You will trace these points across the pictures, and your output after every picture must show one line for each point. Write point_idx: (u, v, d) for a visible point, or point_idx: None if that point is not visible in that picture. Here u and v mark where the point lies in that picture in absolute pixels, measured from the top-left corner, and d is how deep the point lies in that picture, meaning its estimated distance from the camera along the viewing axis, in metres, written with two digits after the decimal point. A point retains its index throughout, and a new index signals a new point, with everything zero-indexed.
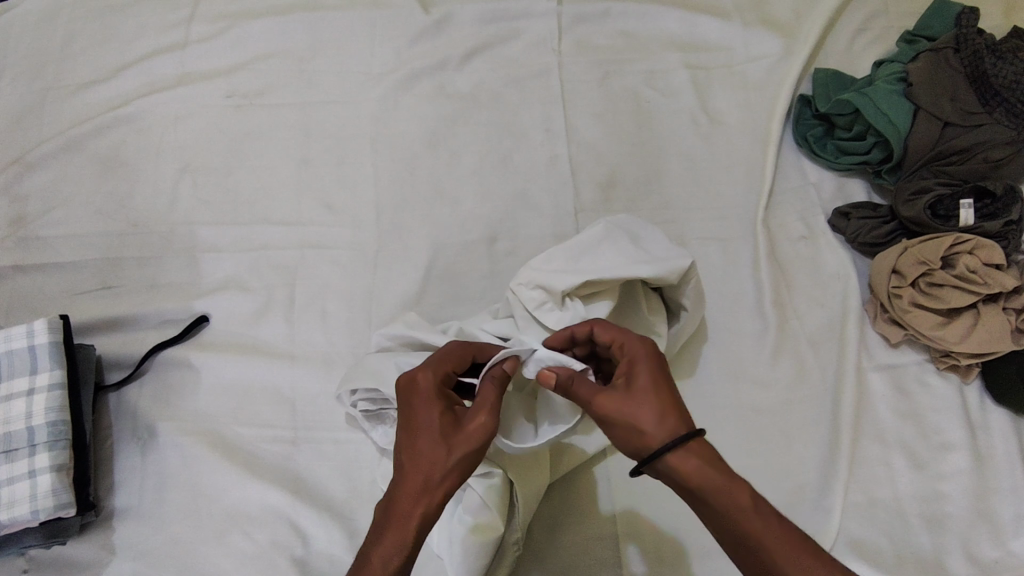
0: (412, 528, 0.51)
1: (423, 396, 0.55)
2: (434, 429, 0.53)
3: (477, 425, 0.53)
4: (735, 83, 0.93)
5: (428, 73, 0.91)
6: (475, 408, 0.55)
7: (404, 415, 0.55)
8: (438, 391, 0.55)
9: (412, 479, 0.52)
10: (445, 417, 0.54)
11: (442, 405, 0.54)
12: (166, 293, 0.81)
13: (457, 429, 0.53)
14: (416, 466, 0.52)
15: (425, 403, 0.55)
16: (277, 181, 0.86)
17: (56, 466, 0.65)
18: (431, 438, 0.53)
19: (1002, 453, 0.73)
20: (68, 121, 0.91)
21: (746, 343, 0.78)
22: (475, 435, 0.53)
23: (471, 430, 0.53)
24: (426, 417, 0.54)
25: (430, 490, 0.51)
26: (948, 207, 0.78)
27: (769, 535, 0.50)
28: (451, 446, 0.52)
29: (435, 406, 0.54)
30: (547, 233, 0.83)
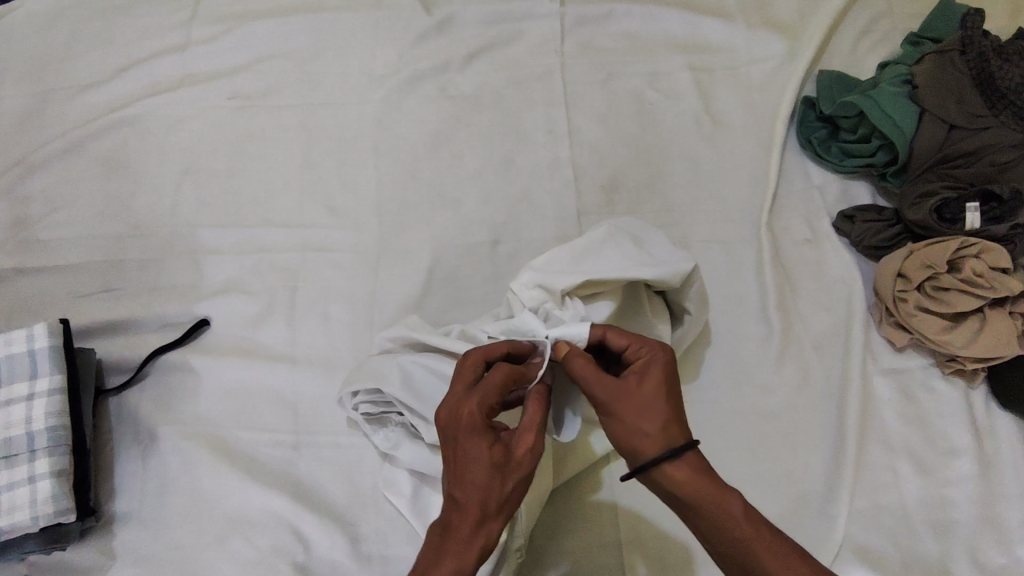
0: (470, 556, 0.52)
1: (469, 431, 0.53)
2: (486, 464, 0.52)
3: (526, 452, 0.53)
4: (739, 85, 0.92)
5: (429, 75, 0.91)
6: (522, 430, 0.54)
7: (448, 446, 0.54)
8: (482, 422, 0.53)
9: (470, 514, 0.52)
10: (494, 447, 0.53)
11: (489, 438, 0.53)
12: (167, 296, 0.80)
13: (508, 456, 0.53)
14: (472, 500, 0.52)
15: (471, 432, 0.53)
16: (279, 183, 0.86)
17: (56, 471, 0.64)
18: (485, 473, 0.52)
19: (1009, 458, 0.72)
20: (68, 122, 0.91)
21: (750, 347, 0.78)
22: (525, 462, 0.53)
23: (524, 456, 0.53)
24: (475, 450, 0.52)
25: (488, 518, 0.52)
26: (954, 210, 0.78)
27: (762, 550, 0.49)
28: (505, 478, 0.52)
29: (481, 437, 0.53)
30: (550, 236, 0.82)
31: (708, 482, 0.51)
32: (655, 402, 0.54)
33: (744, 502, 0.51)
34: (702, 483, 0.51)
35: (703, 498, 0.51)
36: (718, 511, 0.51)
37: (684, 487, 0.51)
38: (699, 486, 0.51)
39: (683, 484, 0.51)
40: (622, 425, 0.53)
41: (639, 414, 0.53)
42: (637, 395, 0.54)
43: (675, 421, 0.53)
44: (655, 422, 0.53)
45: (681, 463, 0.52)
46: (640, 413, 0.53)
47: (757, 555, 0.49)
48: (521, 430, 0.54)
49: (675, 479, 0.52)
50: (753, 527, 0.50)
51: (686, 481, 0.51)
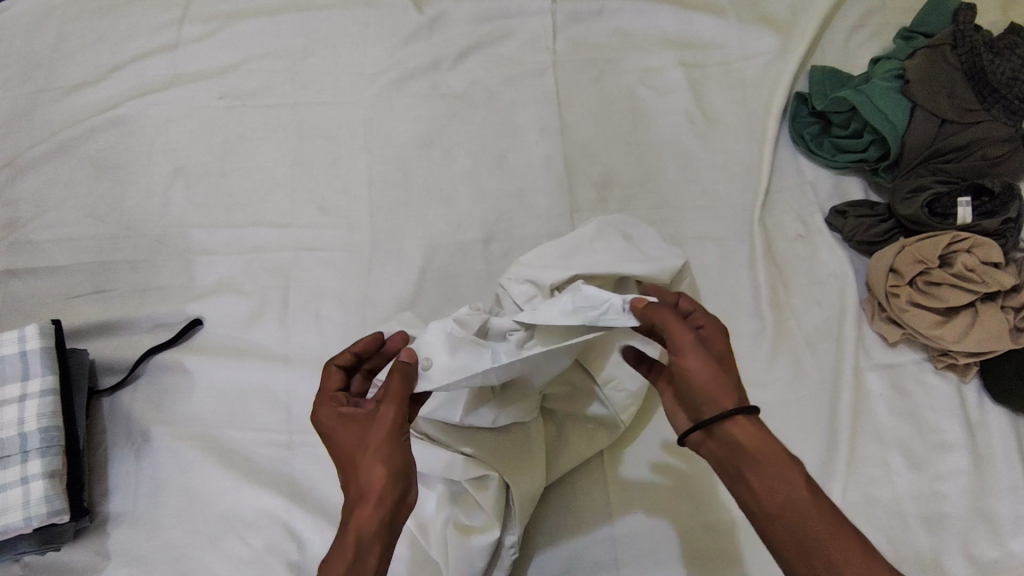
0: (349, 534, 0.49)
1: (325, 427, 0.55)
2: (345, 445, 0.53)
3: (383, 419, 0.52)
4: (731, 81, 0.92)
5: (421, 73, 0.91)
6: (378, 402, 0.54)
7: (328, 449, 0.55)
8: (336, 413, 0.55)
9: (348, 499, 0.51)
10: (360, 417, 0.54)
11: (343, 423, 0.54)
12: (159, 296, 0.80)
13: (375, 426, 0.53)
14: (348, 484, 0.52)
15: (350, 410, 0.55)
16: (271, 182, 0.86)
17: (48, 472, 0.64)
18: (347, 456, 0.52)
19: (1001, 452, 0.72)
20: (59, 123, 0.91)
21: (743, 343, 0.78)
22: (380, 427, 0.52)
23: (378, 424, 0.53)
24: (335, 438, 0.54)
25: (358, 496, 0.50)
26: (946, 205, 0.78)
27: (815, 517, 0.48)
28: (364, 450, 0.52)
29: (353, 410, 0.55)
30: (543, 234, 0.82)
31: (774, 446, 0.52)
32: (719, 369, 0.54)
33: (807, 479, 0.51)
34: (765, 443, 0.52)
35: (765, 456, 0.51)
36: (784, 474, 0.50)
37: (747, 440, 0.52)
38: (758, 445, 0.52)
39: (749, 444, 0.52)
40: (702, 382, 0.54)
41: (709, 373, 0.54)
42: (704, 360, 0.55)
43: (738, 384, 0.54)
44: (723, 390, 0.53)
45: (749, 423, 0.52)
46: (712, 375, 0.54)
47: (810, 521, 0.48)
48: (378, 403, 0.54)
49: (739, 434, 0.52)
50: (812, 497, 0.49)
51: (748, 436, 0.52)
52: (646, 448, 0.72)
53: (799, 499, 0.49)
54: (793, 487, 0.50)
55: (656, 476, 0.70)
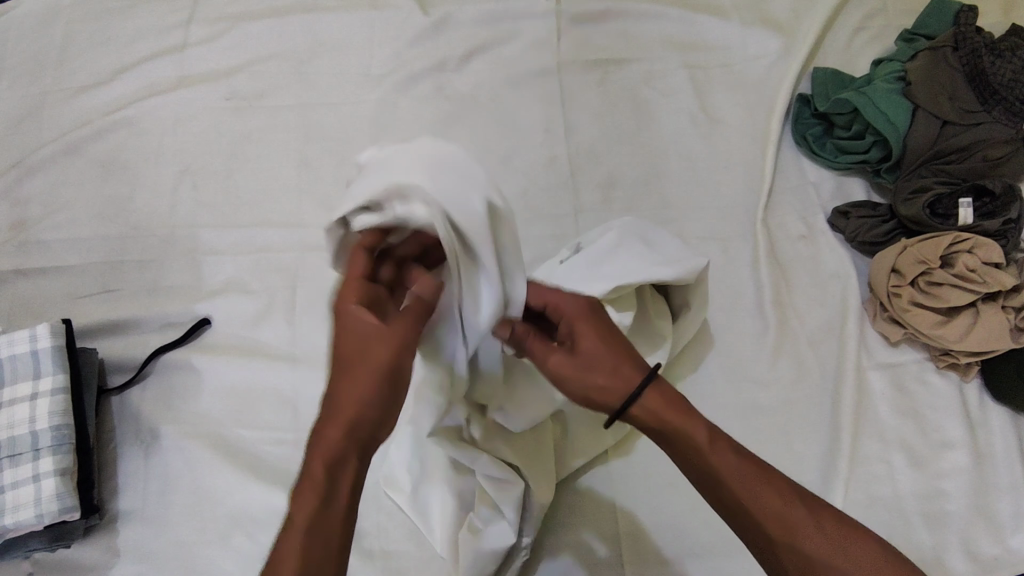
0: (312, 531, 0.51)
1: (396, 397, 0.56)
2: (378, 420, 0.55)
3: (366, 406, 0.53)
4: (734, 83, 0.93)
5: (426, 75, 0.92)
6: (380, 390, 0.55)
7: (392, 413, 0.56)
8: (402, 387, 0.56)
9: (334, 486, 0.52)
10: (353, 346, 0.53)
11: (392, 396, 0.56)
12: (167, 296, 0.81)
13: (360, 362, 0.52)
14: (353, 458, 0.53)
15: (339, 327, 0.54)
16: (277, 183, 0.87)
17: (59, 470, 0.65)
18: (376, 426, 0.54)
19: (1001, 450, 0.73)
20: (67, 124, 0.91)
21: (746, 343, 0.78)
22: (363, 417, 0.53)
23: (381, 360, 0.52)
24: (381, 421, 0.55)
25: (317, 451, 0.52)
26: (947, 206, 0.79)
27: (730, 468, 0.51)
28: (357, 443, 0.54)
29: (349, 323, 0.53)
30: (548, 235, 0.83)
31: (699, 426, 0.53)
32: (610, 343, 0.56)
33: (710, 425, 0.53)
34: (669, 406, 0.54)
35: (670, 421, 0.53)
36: (691, 429, 0.53)
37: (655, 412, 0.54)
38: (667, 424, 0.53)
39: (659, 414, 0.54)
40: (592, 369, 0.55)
41: (601, 353, 0.55)
42: (583, 349, 0.56)
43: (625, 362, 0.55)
44: (606, 372, 0.55)
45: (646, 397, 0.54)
46: (586, 359, 0.55)
47: (726, 478, 0.51)
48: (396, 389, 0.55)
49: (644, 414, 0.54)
50: (721, 449, 0.52)
51: (649, 409, 0.54)
52: (649, 446, 0.72)
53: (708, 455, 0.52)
54: (702, 446, 0.52)
55: (660, 474, 0.71)
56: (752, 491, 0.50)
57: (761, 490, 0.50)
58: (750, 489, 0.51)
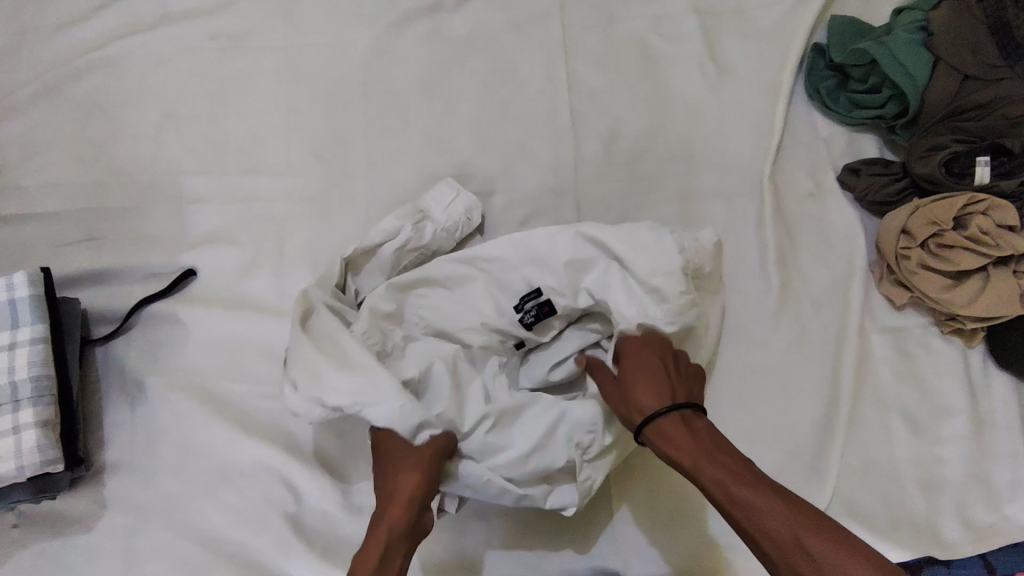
0: None
1: (407, 464, 0.56)
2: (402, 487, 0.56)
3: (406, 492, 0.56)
4: (746, 30, 0.88)
5: (421, 15, 0.86)
6: (406, 471, 0.56)
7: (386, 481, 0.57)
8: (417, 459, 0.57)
9: (370, 557, 0.54)
10: (397, 453, 0.57)
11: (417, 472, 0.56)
12: (152, 246, 0.78)
13: (400, 466, 0.57)
14: (376, 538, 0.54)
15: (383, 450, 0.58)
16: (265, 129, 0.83)
17: (40, 422, 0.63)
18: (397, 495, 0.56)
19: (1002, 417, 0.73)
20: (43, 63, 0.86)
21: (747, 303, 0.76)
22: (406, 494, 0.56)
23: (418, 459, 0.57)
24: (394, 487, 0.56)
25: (375, 536, 0.55)
26: (964, 164, 0.76)
27: (726, 481, 0.50)
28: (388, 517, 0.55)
29: (388, 442, 0.58)
30: (543, 191, 0.81)
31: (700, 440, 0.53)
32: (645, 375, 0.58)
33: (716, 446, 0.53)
34: (676, 429, 0.54)
35: (673, 439, 0.54)
36: (695, 446, 0.53)
37: (665, 434, 0.55)
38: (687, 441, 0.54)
39: (670, 433, 0.54)
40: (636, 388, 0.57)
41: (638, 382, 0.58)
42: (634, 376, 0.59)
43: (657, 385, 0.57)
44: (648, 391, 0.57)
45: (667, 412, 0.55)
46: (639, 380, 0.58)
47: (728, 494, 0.50)
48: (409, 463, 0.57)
49: (656, 429, 0.55)
50: (722, 465, 0.51)
51: (666, 426, 0.55)
52: None
53: (705, 469, 0.51)
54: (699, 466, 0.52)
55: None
56: (756, 515, 0.48)
57: (752, 503, 0.48)
58: (748, 510, 0.48)
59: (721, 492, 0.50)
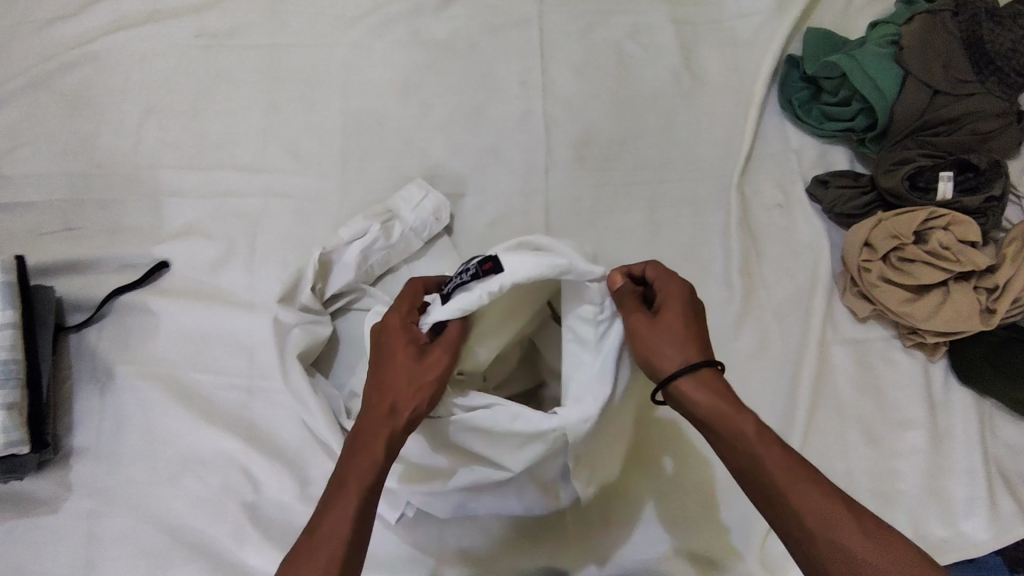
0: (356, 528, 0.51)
1: (397, 356, 0.57)
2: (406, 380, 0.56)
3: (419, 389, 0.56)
4: (723, 41, 0.88)
5: (402, 19, 0.88)
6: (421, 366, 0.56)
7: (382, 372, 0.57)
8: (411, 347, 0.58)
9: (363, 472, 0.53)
10: (408, 375, 0.56)
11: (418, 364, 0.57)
12: (129, 237, 0.80)
13: (410, 389, 0.56)
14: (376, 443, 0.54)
15: (387, 348, 0.58)
16: (245, 126, 0.85)
17: (7, 404, 0.65)
18: (403, 388, 0.56)
19: (961, 433, 0.73)
20: (32, 56, 0.88)
21: (709, 311, 0.77)
22: (419, 390, 0.56)
23: (427, 383, 0.56)
24: (398, 382, 0.56)
25: (363, 459, 0.53)
26: (928, 178, 0.76)
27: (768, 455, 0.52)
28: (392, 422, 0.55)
29: (403, 360, 0.57)
30: (514, 194, 0.82)
31: (746, 416, 0.54)
32: (681, 327, 0.57)
33: (758, 421, 0.53)
34: (722, 397, 0.54)
35: (719, 407, 0.54)
36: (740, 419, 0.53)
37: (703, 396, 0.55)
38: (736, 410, 0.54)
39: (707, 396, 0.55)
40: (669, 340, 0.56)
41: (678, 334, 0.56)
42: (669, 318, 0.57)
43: (692, 342, 0.56)
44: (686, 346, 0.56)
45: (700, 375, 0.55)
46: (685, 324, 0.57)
47: (766, 464, 0.51)
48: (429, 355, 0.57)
49: (691, 392, 0.55)
50: (762, 437, 0.53)
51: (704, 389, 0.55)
52: None
53: (750, 436, 0.53)
54: (744, 434, 0.53)
55: None
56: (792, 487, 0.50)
57: (790, 480, 0.50)
58: (792, 479, 0.50)
59: (748, 455, 0.52)
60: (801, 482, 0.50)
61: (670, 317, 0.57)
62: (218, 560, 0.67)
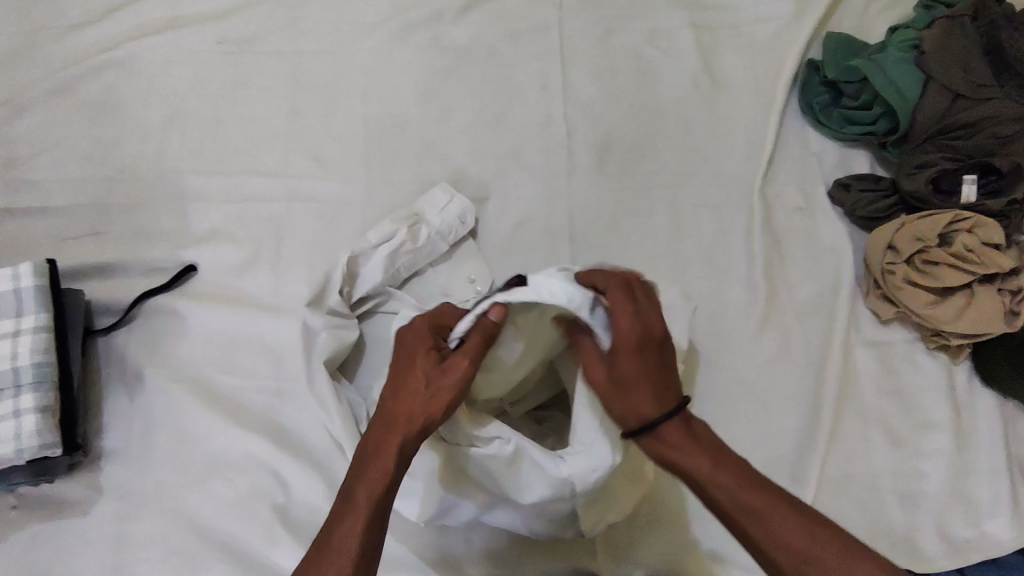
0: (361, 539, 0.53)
1: (413, 365, 0.58)
2: (419, 391, 0.56)
3: (431, 401, 0.56)
4: (742, 45, 0.89)
5: (423, 24, 0.89)
6: (438, 376, 0.56)
7: (400, 381, 0.58)
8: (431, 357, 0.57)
9: (373, 483, 0.55)
10: (422, 385, 0.56)
11: (433, 374, 0.56)
12: (155, 241, 0.81)
13: (424, 401, 0.56)
14: (385, 455, 0.55)
15: (406, 357, 0.59)
16: (268, 131, 0.85)
17: (40, 407, 0.66)
18: (416, 398, 0.56)
19: (985, 434, 0.73)
20: (57, 62, 0.89)
21: (733, 313, 0.77)
22: (432, 401, 0.56)
23: (442, 395, 0.56)
24: (411, 392, 0.57)
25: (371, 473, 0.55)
26: (951, 182, 0.77)
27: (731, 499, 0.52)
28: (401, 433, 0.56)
29: (420, 370, 0.57)
30: (536, 197, 0.82)
31: (702, 457, 0.53)
32: (640, 374, 0.55)
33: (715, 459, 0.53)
34: (682, 441, 0.54)
35: (682, 453, 0.54)
36: (700, 463, 0.53)
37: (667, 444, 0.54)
38: (695, 452, 0.54)
39: (670, 442, 0.54)
40: (635, 390, 0.55)
41: (639, 382, 0.55)
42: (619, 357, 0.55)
43: (648, 388, 0.55)
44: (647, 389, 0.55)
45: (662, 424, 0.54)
46: (640, 348, 0.55)
47: (732, 511, 0.51)
48: (449, 364, 0.57)
49: (657, 441, 0.55)
50: (722, 481, 0.52)
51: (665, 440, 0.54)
52: None
53: (712, 483, 0.52)
54: (708, 483, 0.52)
55: None
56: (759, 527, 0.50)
57: (755, 524, 0.50)
58: (755, 520, 0.51)
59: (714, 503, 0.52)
60: (780, 510, 0.51)
61: (623, 363, 0.55)
62: (248, 562, 0.68)
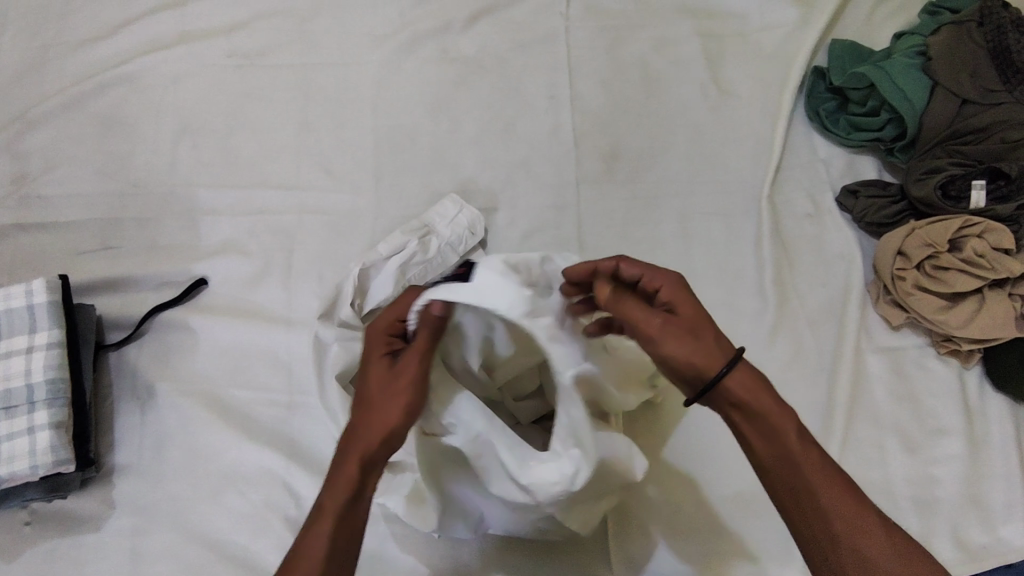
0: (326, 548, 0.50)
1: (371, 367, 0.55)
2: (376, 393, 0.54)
3: (386, 404, 0.53)
4: (749, 53, 0.89)
5: (431, 36, 0.89)
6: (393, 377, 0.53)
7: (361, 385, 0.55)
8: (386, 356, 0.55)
9: (338, 491, 0.52)
10: (377, 388, 0.54)
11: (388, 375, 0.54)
12: (166, 255, 0.81)
13: (381, 401, 0.53)
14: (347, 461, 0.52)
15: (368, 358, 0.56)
16: (278, 143, 0.86)
17: (54, 423, 0.66)
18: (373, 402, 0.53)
19: (998, 439, 0.73)
20: (68, 78, 0.89)
21: (743, 321, 0.77)
22: (387, 403, 0.53)
23: (398, 396, 0.53)
24: (370, 395, 0.54)
25: (336, 484, 0.52)
26: (960, 187, 0.76)
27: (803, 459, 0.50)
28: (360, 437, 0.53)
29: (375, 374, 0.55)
30: (545, 207, 0.82)
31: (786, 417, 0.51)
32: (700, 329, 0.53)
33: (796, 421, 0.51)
34: (760, 394, 0.51)
35: (759, 407, 0.51)
36: (776, 420, 0.51)
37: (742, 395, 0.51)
38: (759, 397, 0.51)
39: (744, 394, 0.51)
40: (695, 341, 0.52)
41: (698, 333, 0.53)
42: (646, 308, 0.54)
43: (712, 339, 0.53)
44: (705, 344, 0.52)
45: (732, 375, 0.52)
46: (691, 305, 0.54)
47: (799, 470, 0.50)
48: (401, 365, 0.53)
49: (728, 392, 0.52)
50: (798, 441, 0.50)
51: (737, 391, 0.52)
52: (641, 420, 0.74)
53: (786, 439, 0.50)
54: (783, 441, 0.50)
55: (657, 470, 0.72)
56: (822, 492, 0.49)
57: (819, 487, 0.49)
58: (822, 483, 0.49)
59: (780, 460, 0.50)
60: (837, 483, 0.49)
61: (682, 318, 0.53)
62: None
